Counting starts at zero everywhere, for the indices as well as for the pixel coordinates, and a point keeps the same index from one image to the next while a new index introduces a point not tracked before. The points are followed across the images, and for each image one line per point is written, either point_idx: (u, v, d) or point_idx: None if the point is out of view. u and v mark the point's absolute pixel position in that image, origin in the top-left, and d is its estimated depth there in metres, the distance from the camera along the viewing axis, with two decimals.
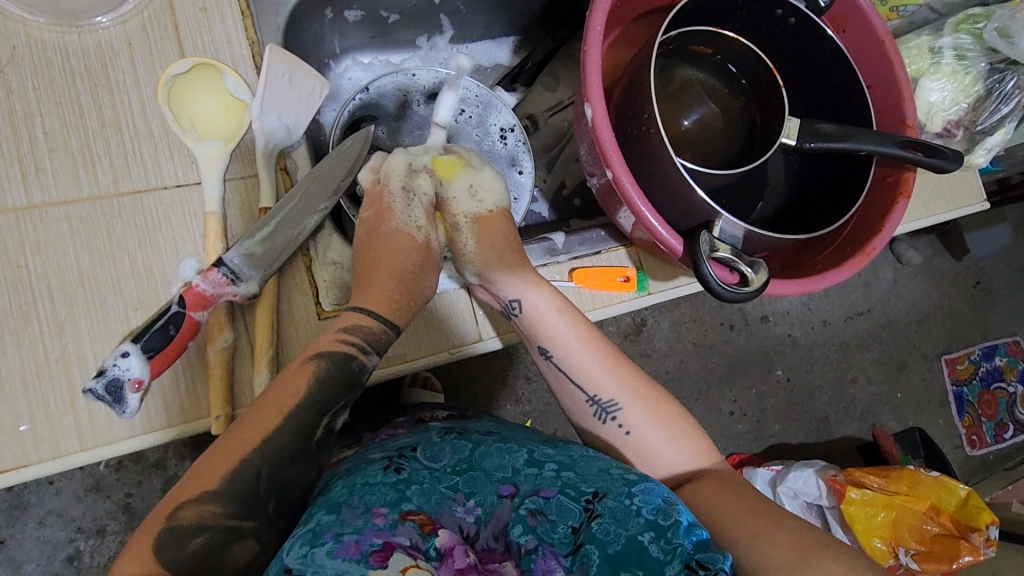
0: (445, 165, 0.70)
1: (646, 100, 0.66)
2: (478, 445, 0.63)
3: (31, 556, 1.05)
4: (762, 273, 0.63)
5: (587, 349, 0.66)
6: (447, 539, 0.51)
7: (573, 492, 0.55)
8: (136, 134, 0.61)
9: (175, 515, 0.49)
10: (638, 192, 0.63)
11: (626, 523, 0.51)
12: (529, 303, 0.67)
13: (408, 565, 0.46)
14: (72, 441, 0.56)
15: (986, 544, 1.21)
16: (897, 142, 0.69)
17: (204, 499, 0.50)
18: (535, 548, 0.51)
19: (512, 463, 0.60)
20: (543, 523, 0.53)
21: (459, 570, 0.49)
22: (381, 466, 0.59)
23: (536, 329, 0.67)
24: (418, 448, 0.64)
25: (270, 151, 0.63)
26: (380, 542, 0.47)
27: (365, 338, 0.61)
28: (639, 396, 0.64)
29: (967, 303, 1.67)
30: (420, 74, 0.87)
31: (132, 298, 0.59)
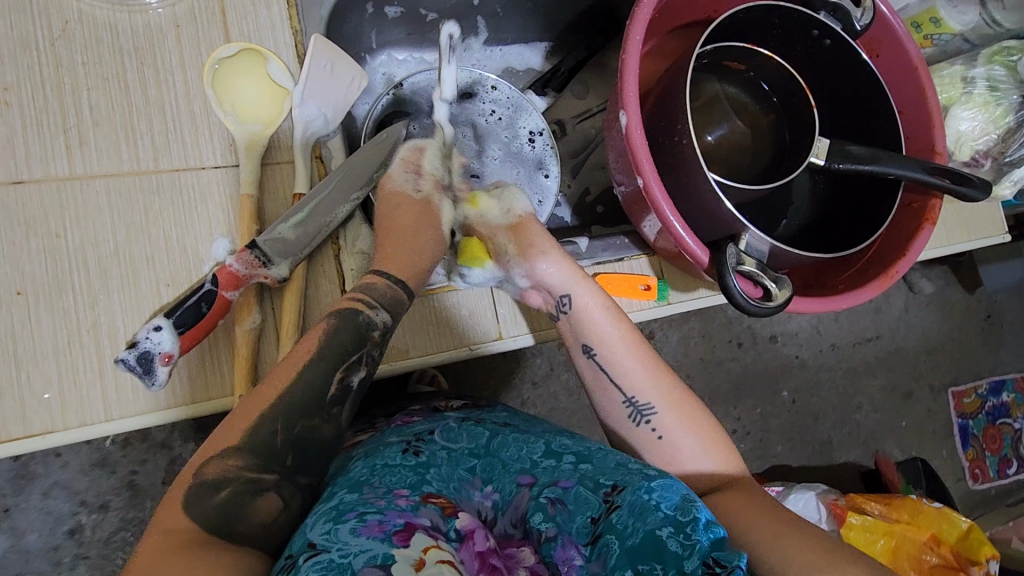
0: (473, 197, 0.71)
1: (680, 110, 0.66)
2: (495, 433, 0.65)
3: (32, 527, 1.06)
4: (786, 288, 0.63)
5: (632, 350, 0.65)
6: (467, 522, 0.52)
7: (591, 484, 0.55)
8: (178, 114, 0.62)
9: (201, 470, 0.51)
10: (667, 201, 0.64)
11: (644, 517, 0.50)
12: (579, 300, 0.67)
13: (430, 545, 0.47)
14: (98, 410, 0.57)
15: None
16: (926, 167, 0.69)
17: (228, 456, 0.52)
18: (555, 537, 0.53)
19: (530, 455, 0.61)
20: (561, 513, 0.54)
21: (479, 554, 0.51)
22: (399, 449, 0.60)
23: (584, 326, 0.66)
24: (436, 431, 0.65)
25: (307, 139, 0.64)
26: (403, 522, 0.48)
27: (371, 296, 0.61)
28: (675, 402, 0.63)
29: (978, 336, 1.67)
30: (455, 73, 0.88)
31: (164, 274, 0.60)
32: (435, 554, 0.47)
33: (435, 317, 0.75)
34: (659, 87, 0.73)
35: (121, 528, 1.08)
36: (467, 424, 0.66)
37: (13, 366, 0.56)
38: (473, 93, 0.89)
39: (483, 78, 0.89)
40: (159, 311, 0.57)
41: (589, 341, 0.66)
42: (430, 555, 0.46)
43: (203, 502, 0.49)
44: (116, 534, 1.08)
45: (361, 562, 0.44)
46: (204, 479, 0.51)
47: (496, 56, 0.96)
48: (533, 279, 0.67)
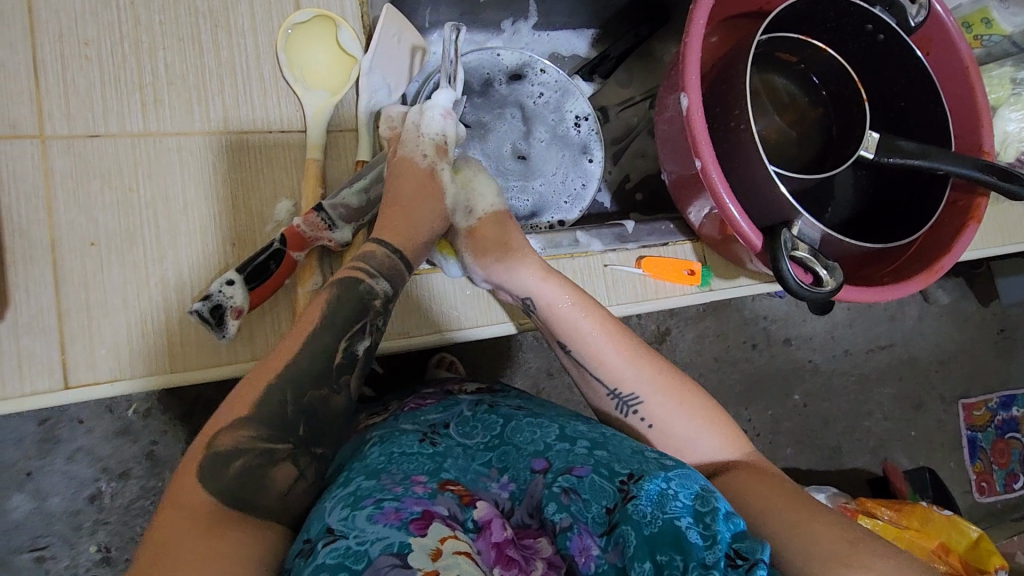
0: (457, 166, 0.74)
1: (738, 96, 0.67)
2: (509, 420, 0.65)
3: (55, 491, 1.07)
4: (836, 276, 0.64)
5: (606, 342, 0.65)
6: (485, 512, 0.52)
7: (606, 471, 0.54)
8: (249, 77, 0.63)
9: (212, 442, 0.52)
10: (724, 184, 0.65)
11: (663, 506, 0.51)
12: (542, 299, 0.67)
13: (447, 535, 0.47)
14: (163, 362, 0.58)
15: None
16: (977, 164, 0.69)
17: (239, 428, 0.53)
18: (571, 526, 0.51)
19: (543, 438, 0.60)
20: (576, 501, 0.53)
21: (496, 544, 0.50)
22: (416, 438, 0.61)
23: (555, 327, 0.67)
24: (451, 424, 0.67)
25: (370, 109, 0.66)
26: (420, 510, 0.49)
27: (366, 261, 0.60)
28: (663, 389, 0.63)
29: (990, 349, 1.67)
30: (505, 54, 0.88)
31: (231, 234, 0.61)
32: (451, 545, 0.47)
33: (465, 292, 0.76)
34: (715, 72, 0.74)
35: (141, 496, 1.10)
36: (480, 412, 0.67)
37: (84, 314, 0.57)
38: (522, 75, 0.89)
39: (534, 61, 0.89)
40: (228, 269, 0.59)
41: (561, 338, 0.66)
42: (446, 545, 0.46)
43: (218, 474, 0.50)
44: (136, 502, 1.10)
45: (378, 549, 0.45)
46: (218, 449, 0.52)
47: (544, 40, 0.97)
48: (499, 283, 0.69)
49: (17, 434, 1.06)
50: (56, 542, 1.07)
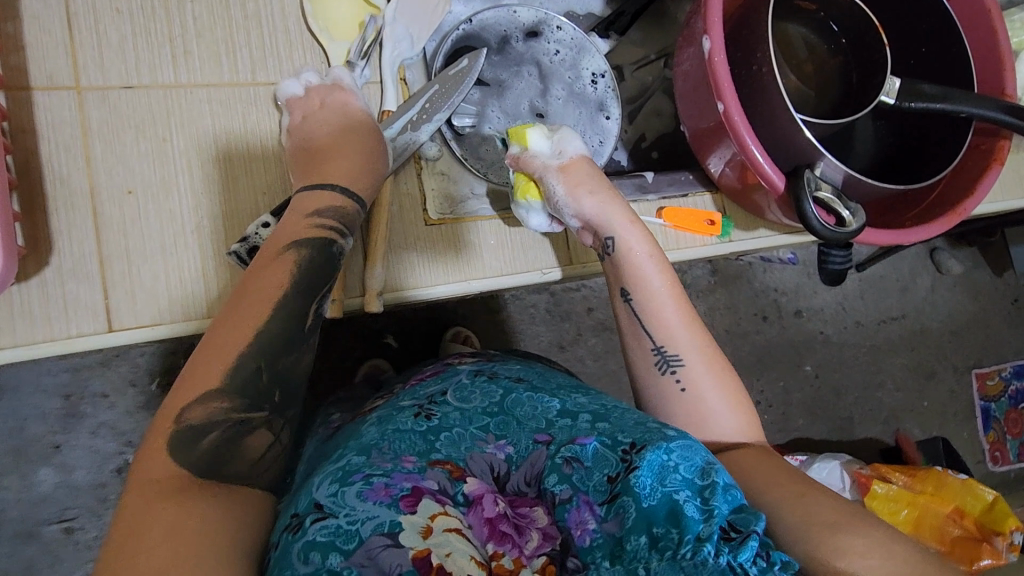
0: (520, 135, 0.74)
1: (760, 37, 0.67)
2: (509, 391, 0.65)
3: (81, 464, 1.10)
4: (858, 217, 0.64)
5: (670, 296, 0.68)
6: (476, 487, 0.53)
7: (610, 442, 0.55)
8: (275, 30, 0.65)
9: (183, 415, 0.51)
10: (747, 127, 0.65)
11: (663, 478, 0.50)
12: (622, 241, 0.70)
13: (436, 512, 0.49)
14: (201, 306, 0.61)
15: (1009, 548, 1.22)
16: (1002, 107, 0.70)
17: (210, 398, 0.52)
18: (570, 498, 0.53)
19: (546, 415, 0.61)
20: (578, 471, 0.54)
21: (488, 520, 0.52)
22: (412, 415, 0.62)
23: (625, 269, 0.70)
24: (447, 392, 0.66)
25: (393, 60, 0.68)
26: (409, 487, 0.50)
27: (334, 220, 0.60)
28: (705, 357, 0.66)
29: (1003, 319, 1.67)
30: (522, 11, 0.88)
31: (262, 183, 0.63)
32: (442, 522, 0.49)
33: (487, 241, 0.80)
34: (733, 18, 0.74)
35: None
36: (480, 380, 0.67)
37: (124, 261, 0.59)
38: (538, 33, 0.90)
39: (550, 19, 0.89)
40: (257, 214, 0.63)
41: (628, 285, 0.69)
42: (437, 523, 0.49)
43: (189, 448, 0.50)
44: None
45: (368, 529, 0.47)
46: (189, 424, 0.51)
47: None
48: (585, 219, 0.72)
49: (43, 409, 1.08)
50: (84, 514, 1.10)
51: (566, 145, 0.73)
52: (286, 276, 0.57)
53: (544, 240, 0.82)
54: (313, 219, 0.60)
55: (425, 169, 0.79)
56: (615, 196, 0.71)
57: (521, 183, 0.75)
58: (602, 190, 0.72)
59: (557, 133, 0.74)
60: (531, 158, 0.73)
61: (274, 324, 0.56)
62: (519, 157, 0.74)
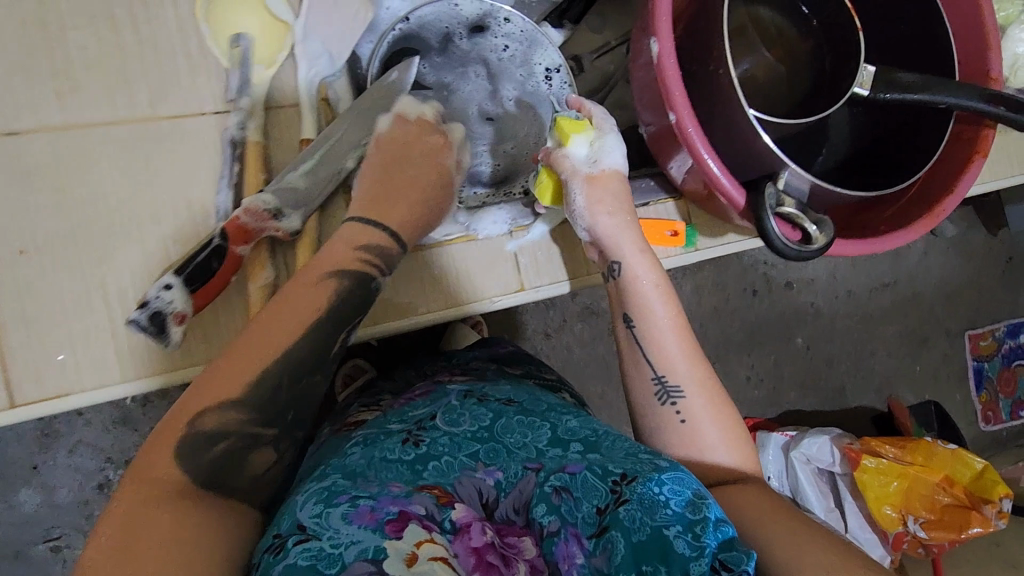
0: (568, 127, 0.66)
1: (715, 34, 0.60)
2: (499, 415, 0.62)
3: (62, 483, 1.06)
4: (827, 231, 0.59)
5: (675, 330, 0.65)
6: (464, 514, 0.49)
7: (599, 471, 0.52)
8: (172, 54, 0.57)
9: (196, 421, 0.50)
10: (701, 139, 0.59)
11: (653, 513, 0.48)
12: (629, 268, 0.66)
13: (423, 538, 0.46)
14: (115, 372, 0.55)
15: (998, 516, 1.21)
16: (981, 94, 0.64)
17: (226, 407, 0.51)
18: (558, 531, 0.49)
19: (535, 443, 0.58)
20: (567, 501, 0.51)
21: (475, 549, 0.47)
22: (400, 441, 0.58)
23: (632, 295, 0.66)
24: (436, 416, 0.63)
25: (311, 78, 0.60)
26: (396, 511, 0.47)
27: (380, 257, 0.58)
28: (707, 388, 0.63)
29: (998, 279, 1.62)
30: (464, 5, 0.79)
31: (171, 230, 0.57)
32: (428, 550, 0.45)
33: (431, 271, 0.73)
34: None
35: None
36: (470, 403, 0.64)
37: (24, 329, 0.54)
38: (483, 27, 0.81)
39: (496, 10, 0.79)
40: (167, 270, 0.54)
41: (631, 311, 0.65)
42: (422, 551, 0.45)
43: (200, 453, 0.50)
44: None
45: (351, 555, 0.43)
46: (199, 430, 0.50)
47: None
48: (596, 239, 0.68)
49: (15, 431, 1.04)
50: (70, 531, 1.07)
51: (605, 157, 0.68)
52: (326, 297, 0.55)
53: (491, 266, 0.75)
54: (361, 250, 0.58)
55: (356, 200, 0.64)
56: (632, 220, 0.67)
57: (543, 179, 0.70)
58: (623, 213, 0.67)
59: (601, 143, 0.68)
60: (565, 161, 0.67)
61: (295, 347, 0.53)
62: (552, 152, 0.68)
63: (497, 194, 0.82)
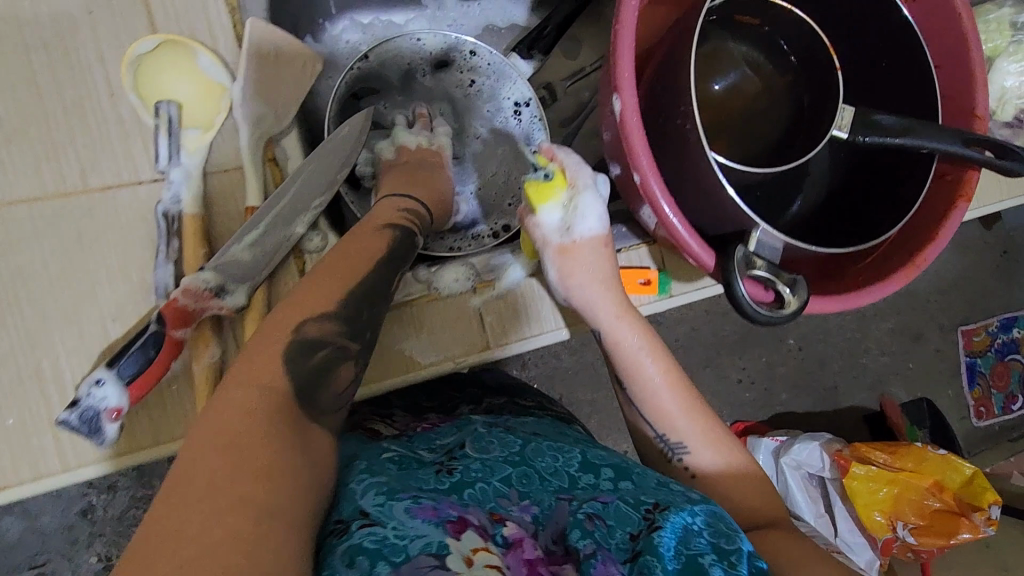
0: (538, 194, 0.61)
1: (684, 88, 0.57)
2: (528, 441, 0.60)
3: (45, 510, 1.04)
4: (801, 293, 0.57)
5: (668, 386, 0.60)
6: (516, 531, 0.46)
7: (632, 501, 0.50)
8: (104, 121, 0.54)
9: (300, 328, 0.49)
10: (668, 199, 0.56)
11: (687, 542, 0.47)
12: (612, 335, 0.62)
13: (479, 546, 0.42)
14: (53, 462, 0.53)
15: (988, 523, 1.08)
16: (965, 138, 0.59)
17: (322, 319, 0.50)
18: (594, 553, 0.46)
19: (566, 470, 0.55)
20: (600, 527, 0.48)
21: (527, 563, 0.44)
22: (431, 470, 0.53)
23: (621, 360, 0.62)
24: (466, 443, 0.59)
25: (256, 140, 0.56)
26: (457, 515, 0.45)
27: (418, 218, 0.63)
28: (713, 439, 0.59)
29: (991, 273, 1.43)
30: (427, 39, 0.76)
31: (109, 308, 0.54)
32: (484, 558, 0.41)
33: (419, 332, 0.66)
34: (663, 28, 0.68)
35: (132, 506, 1.05)
36: (495, 431, 0.62)
37: None
38: (448, 61, 0.79)
39: (461, 43, 0.77)
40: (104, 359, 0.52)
41: (622, 377, 0.62)
42: (478, 557, 0.41)
43: (302, 360, 0.48)
44: (128, 512, 1.06)
45: (415, 548, 0.40)
46: (303, 336, 0.49)
47: (474, 12, 0.83)
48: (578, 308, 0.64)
49: None
50: (55, 558, 1.04)
51: (580, 224, 0.61)
52: (385, 244, 0.58)
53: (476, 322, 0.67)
54: (404, 211, 0.63)
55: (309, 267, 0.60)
56: (611, 280, 0.62)
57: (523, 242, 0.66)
58: (601, 276, 0.62)
59: (576, 204, 0.61)
60: (536, 230, 0.63)
61: (366, 277, 0.55)
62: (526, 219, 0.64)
63: (461, 238, 0.78)
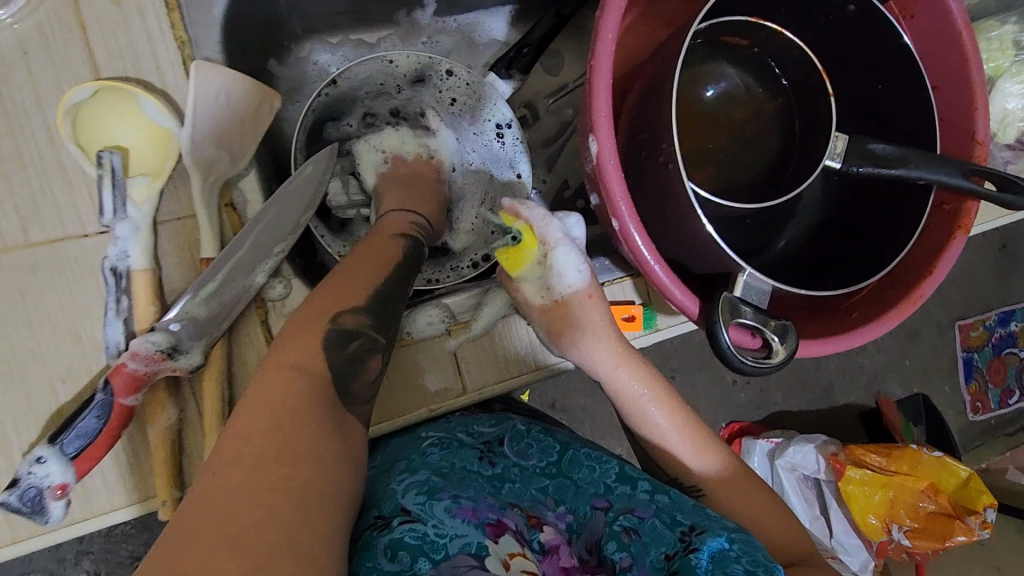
0: (512, 259, 0.60)
1: (666, 125, 0.53)
2: (566, 447, 0.64)
3: None
4: (789, 342, 0.54)
5: (679, 431, 0.60)
6: (551, 538, 0.53)
7: (667, 519, 0.53)
8: (46, 169, 0.51)
9: (336, 319, 0.49)
10: (649, 246, 0.53)
11: (723, 566, 0.47)
12: (618, 385, 0.61)
13: (516, 551, 0.47)
14: (5, 532, 0.52)
15: (983, 527, 0.99)
16: (966, 170, 0.55)
17: (357, 310, 0.51)
18: (631, 567, 0.50)
19: (603, 478, 0.60)
20: (636, 542, 0.52)
21: (562, 569, 0.51)
22: (474, 455, 0.62)
23: (628, 407, 0.61)
24: (505, 437, 0.66)
25: (210, 185, 0.54)
26: (494, 518, 0.49)
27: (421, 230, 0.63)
28: (728, 481, 0.59)
29: (989, 267, 1.32)
30: (399, 60, 0.72)
31: (58, 369, 0.51)
32: (520, 563, 0.46)
33: (415, 368, 0.63)
34: (636, 54, 0.66)
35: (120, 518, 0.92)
36: (536, 430, 0.66)
37: None
38: (423, 81, 0.75)
39: (435, 63, 0.74)
40: (47, 433, 0.49)
41: (632, 421, 0.61)
42: (515, 562, 0.46)
43: (339, 349, 0.48)
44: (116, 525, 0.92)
45: (455, 547, 0.45)
46: (341, 326, 0.49)
47: (450, 28, 0.79)
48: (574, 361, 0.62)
49: None
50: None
51: (559, 282, 0.59)
52: (401, 249, 0.59)
53: (483, 365, 0.65)
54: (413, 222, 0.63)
55: (272, 316, 0.57)
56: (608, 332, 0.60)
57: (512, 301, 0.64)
58: (597, 333, 0.60)
59: (551, 263, 0.59)
60: (518, 292, 0.62)
61: (387, 281, 0.55)
62: (507, 281, 0.62)
63: (438, 269, 0.74)
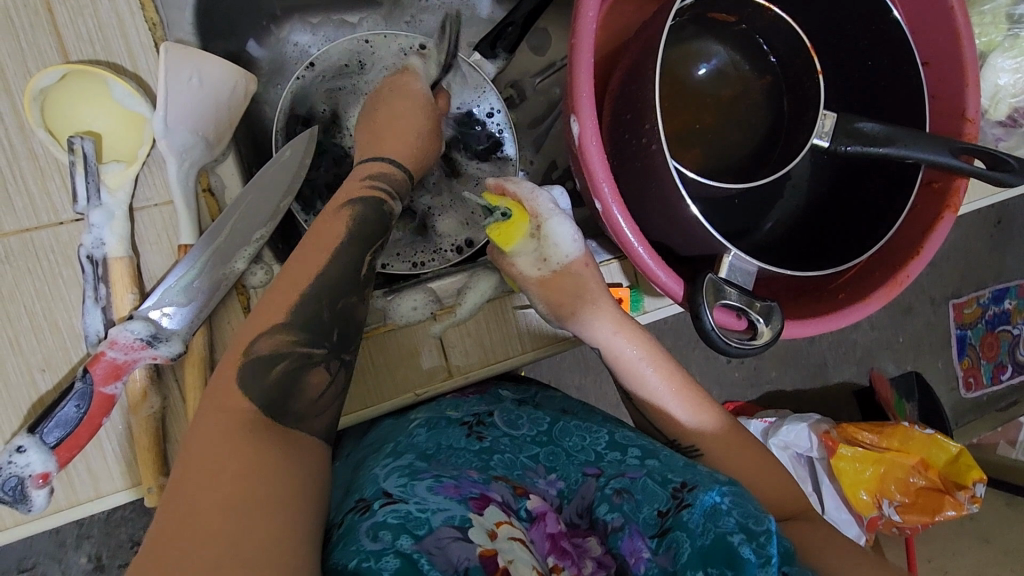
0: (506, 233, 0.58)
1: (649, 104, 0.53)
2: (556, 421, 0.64)
3: None
4: (774, 323, 0.54)
5: (679, 395, 0.60)
6: (538, 505, 0.51)
7: (659, 478, 0.52)
8: (15, 158, 0.50)
9: (252, 346, 0.44)
10: (632, 227, 0.52)
11: (716, 520, 0.47)
12: (619, 352, 0.60)
13: (502, 520, 0.47)
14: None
15: (971, 500, 1.01)
16: (954, 149, 0.53)
17: (278, 330, 0.45)
18: (622, 527, 0.50)
19: (593, 447, 0.59)
20: (628, 502, 0.51)
21: (550, 535, 0.50)
22: (462, 431, 0.61)
23: (629, 373, 0.60)
24: (495, 413, 0.65)
25: (187, 172, 0.54)
26: (478, 492, 0.49)
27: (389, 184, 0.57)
28: (723, 444, 0.59)
29: (984, 244, 1.32)
30: (374, 40, 0.72)
31: (37, 358, 0.51)
32: (507, 530, 0.46)
33: (402, 350, 0.63)
34: (624, 30, 0.64)
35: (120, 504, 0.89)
36: (524, 408, 0.67)
37: None
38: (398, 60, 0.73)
39: (410, 39, 0.73)
40: (28, 422, 0.50)
41: (633, 387, 0.61)
42: (502, 530, 0.46)
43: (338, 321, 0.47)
44: (116, 511, 0.89)
45: (438, 519, 0.44)
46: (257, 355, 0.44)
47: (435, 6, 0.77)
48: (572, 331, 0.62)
49: None
50: (45, 560, 0.88)
51: (557, 252, 0.58)
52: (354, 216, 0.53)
53: (482, 335, 0.66)
54: (371, 180, 0.56)
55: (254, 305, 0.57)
56: (608, 304, 0.60)
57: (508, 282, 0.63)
58: (595, 304, 0.60)
59: (546, 233, 0.58)
60: (514, 268, 0.60)
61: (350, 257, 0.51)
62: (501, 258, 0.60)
63: (421, 253, 0.74)
